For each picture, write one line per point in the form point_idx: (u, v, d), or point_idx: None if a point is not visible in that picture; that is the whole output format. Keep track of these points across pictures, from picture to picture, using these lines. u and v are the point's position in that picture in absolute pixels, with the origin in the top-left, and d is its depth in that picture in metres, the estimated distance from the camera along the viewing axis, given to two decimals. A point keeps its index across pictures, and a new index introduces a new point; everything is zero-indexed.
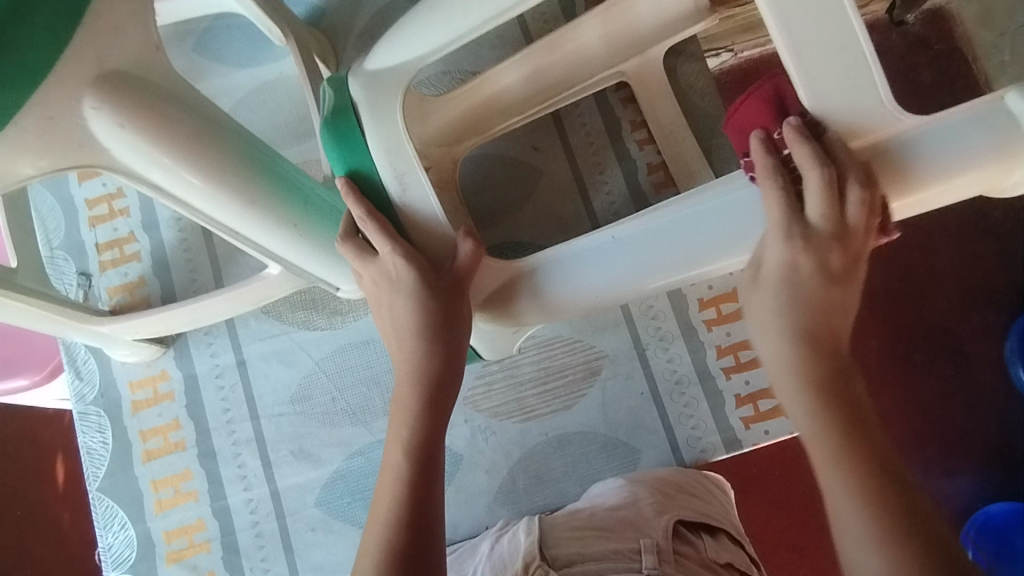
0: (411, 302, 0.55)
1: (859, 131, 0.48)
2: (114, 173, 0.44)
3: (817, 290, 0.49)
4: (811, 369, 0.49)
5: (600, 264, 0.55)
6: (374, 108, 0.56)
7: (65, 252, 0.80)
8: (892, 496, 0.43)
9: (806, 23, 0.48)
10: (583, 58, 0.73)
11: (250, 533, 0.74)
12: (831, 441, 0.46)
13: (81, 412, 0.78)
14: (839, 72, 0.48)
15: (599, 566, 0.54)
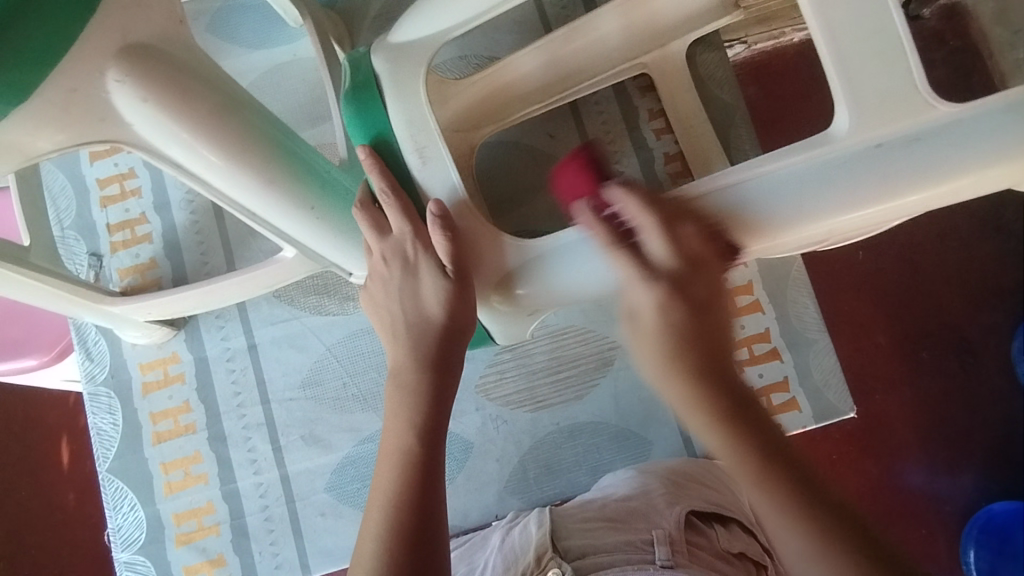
0: (433, 281, 0.56)
1: (893, 118, 0.47)
2: (134, 149, 0.43)
3: (686, 320, 0.48)
4: (714, 399, 0.45)
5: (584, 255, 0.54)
6: (396, 85, 0.56)
7: (76, 232, 0.79)
8: (831, 515, 0.39)
9: (842, 10, 0.48)
10: (605, 44, 0.72)
11: (260, 517, 0.74)
12: (749, 466, 0.42)
13: (91, 393, 0.78)
14: (874, 54, 0.48)
15: (611, 560, 0.54)
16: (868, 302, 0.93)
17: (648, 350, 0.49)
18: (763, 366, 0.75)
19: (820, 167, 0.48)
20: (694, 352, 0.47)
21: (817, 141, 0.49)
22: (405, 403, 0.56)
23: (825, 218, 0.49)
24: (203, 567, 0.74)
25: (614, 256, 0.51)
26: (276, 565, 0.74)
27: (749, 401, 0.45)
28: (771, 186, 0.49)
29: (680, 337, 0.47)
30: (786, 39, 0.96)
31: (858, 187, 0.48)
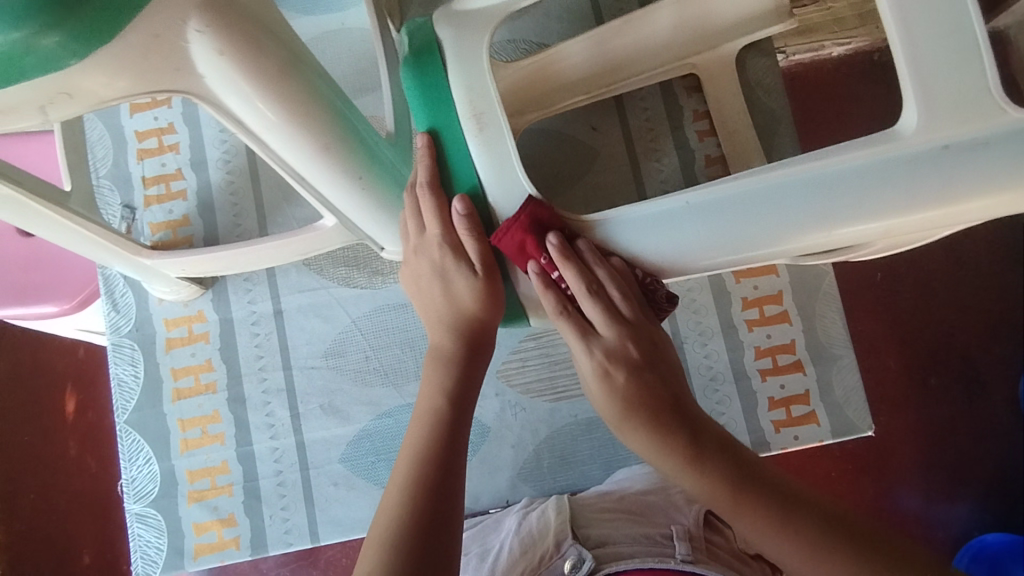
0: (464, 279, 0.57)
1: (962, 120, 0.46)
2: (199, 100, 0.43)
3: (631, 380, 0.57)
4: (716, 478, 0.52)
5: (666, 229, 0.52)
6: (459, 59, 0.54)
7: (112, 182, 0.79)
8: (816, 520, 0.48)
9: (921, 7, 0.47)
10: (659, 40, 0.71)
11: (273, 481, 0.75)
12: (759, 521, 0.49)
13: (114, 343, 0.78)
14: (948, 56, 0.46)
15: (632, 551, 0.55)
16: (886, 324, 0.93)
17: (608, 407, 0.58)
18: (785, 377, 0.75)
19: (878, 166, 0.47)
20: (645, 399, 0.56)
21: (881, 139, 0.48)
22: (445, 371, 0.59)
23: (884, 217, 0.48)
24: (213, 525, 0.75)
25: (560, 322, 0.58)
26: (285, 530, 0.74)
27: (703, 437, 0.54)
28: (827, 182, 0.48)
29: (630, 391, 0.57)
30: (825, 53, 0.95)
31: (921, 191, 0.47)
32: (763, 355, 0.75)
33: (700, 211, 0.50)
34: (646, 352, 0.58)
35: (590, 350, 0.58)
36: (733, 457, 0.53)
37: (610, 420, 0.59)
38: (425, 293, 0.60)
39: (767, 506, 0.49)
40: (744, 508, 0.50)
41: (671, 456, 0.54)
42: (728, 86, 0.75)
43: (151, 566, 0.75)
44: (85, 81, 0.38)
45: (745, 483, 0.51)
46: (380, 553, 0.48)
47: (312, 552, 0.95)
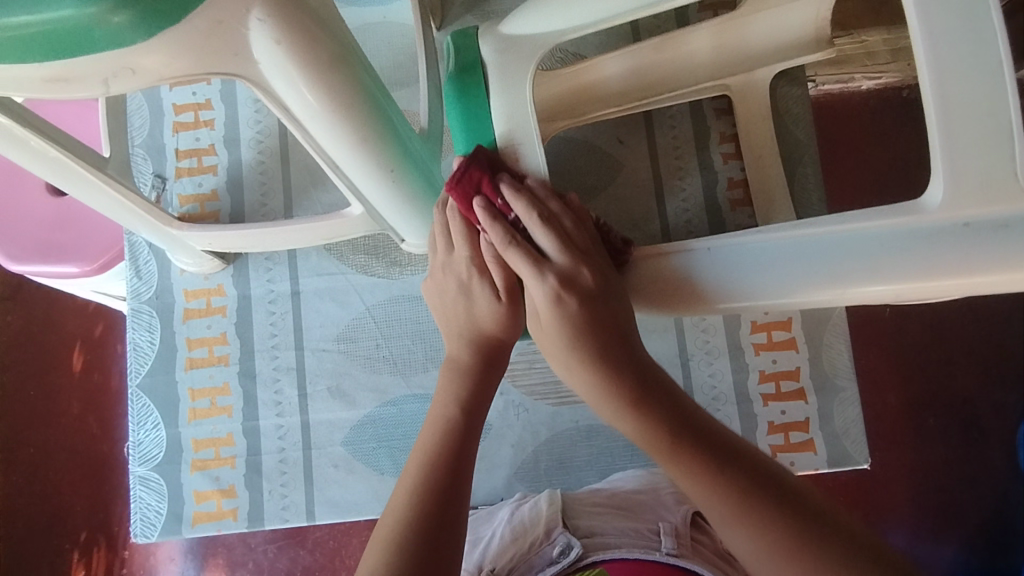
0: (487, 298, 0.58)
1: (987, 201, 0.46)
2: (252, 86, 0.44)
3: (572, 301, 0.54)
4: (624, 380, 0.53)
5: (758, 261, 0.50)
6: (505, 82, 0.57)
7: (146, 152, 0.81)
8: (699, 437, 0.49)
9: (959, 82, 0.47)
10: (695, 60, 0.72)
11: (275, 458, 0.76)
12: (661, 441, 0.50)
13: (134, 309, 0.80)
14: (980, 139, 0.46)
15: (619, 542, 0.57)
16: (888, 362, 0.94)
17: (551, 340, 0.56)
18: (786, 404, 0.76)
19: (897, 234, 0.47)
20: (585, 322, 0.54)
21: (905, 210, 0.48)
22: (459, 377, 0.59)
23: (896, 282, 0.48)
24: (213, 495, 0.76)
25: (509, 252, 0.55)
26: (282, 507, 0.76)
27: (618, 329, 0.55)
28: (844, 248, 0.48)
29: (568, 323, 0.54)
30: (854, 85, 0.97)
31: (936, 259, 0.47)
32: (767, 379, 0.77)
33: (762, 253, 0.50)
34: (598, 281, 0.55)
35: (540, 272, 0.54)
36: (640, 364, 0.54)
37: (555, 361, 0.56)
38: (448, 307, 0.61)
39: (658, 415, 0.51)
40: (650, 423, 0.51)
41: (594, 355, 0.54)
42: (757, 113, 0.75)
43: (150, 529, 0.77)
44: (147, 58, 0.40)
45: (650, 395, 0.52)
46: (385, 549, 0.47)
47: (300, 532, 0.97)
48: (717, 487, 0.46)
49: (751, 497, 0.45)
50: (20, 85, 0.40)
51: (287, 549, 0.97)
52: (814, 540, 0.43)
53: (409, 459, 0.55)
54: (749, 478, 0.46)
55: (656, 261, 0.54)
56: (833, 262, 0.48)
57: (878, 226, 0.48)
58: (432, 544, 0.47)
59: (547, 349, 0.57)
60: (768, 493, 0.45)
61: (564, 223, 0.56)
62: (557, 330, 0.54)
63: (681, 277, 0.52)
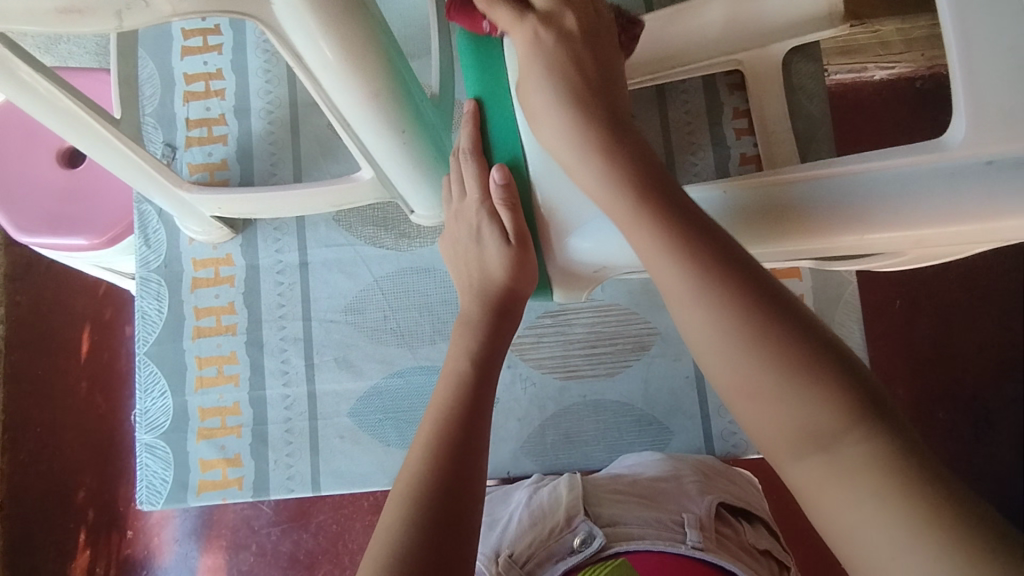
0: (497, 245, 0.59)
1: (1010, 136, 0.46)
2: (265, 29, 0.43)
3: (560, 64, 0.53)
4: (620, 181, 0.48)
5: (886, 186, 0.47)
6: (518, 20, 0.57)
7: (156, 121, 0.81)
8: (683, 226, 0.45)
9: (981, 20, 0.47)
10: (706, 33, 0.71)
11: (282, 427, 0.76)
12: (626, 208, 0.47)
13: (142, 277, 0.80)
14: (1004, 76, 0.46)
15: (642, 532, 0.56)
16: (900, 350, 0.93)
17: (539, 107, 0.53)
18: None
19: (918, 173, 0.47)
20: (580, 132, 0.51)
21: (927, 147, 0.48)
22: (466, 339, 0.59)
23: (915, 227, 0.47)
24: (219, 463, 0.76)
25: (499, 11, 0.53)
26: (287, 477, 0.75)
27: (614, 140, 0.51)
28: (885, 181, 0.47)
29: (558, 97, 0.52)
30: (867, 75, 0.97)
31: (959, 200, 0.46)
32: None
33: (854, 184, 0.48)
34: (583, 30, 0.54)
35: (527, 24, 0.53)
36: (623, 161, 0.49)
37: (537, 126, 0.54)
38: (462, 257, 0.63)
39: (659, 213, 0.46)
40: (619, 185, 0.48)
41: (585, 160, 0.50)
42: (771, 88, 0.75)
43: (155, 496, 0.77)
44: None
45: (643, 196, 0.47)
46: (398, 506, 0.47)
47: (304, 514, 0.97)
48: (708, 293, 0.41)
49: (752, 317, 0.40)
50: (35, 20, 0.40)
51: (291, 532, 0.97)
52: (810, 368, 0.38)
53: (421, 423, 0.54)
54: (760, 299, 0.40)
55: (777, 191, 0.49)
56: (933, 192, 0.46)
57: (900, 165, 0.47)
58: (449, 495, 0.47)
59: (539, 136, 0.54)
60: (773, 317, 0.40)
61: (566, 24, 0.54)
62: (537, 75, 0.53)
63: (799, 206, 0.49)
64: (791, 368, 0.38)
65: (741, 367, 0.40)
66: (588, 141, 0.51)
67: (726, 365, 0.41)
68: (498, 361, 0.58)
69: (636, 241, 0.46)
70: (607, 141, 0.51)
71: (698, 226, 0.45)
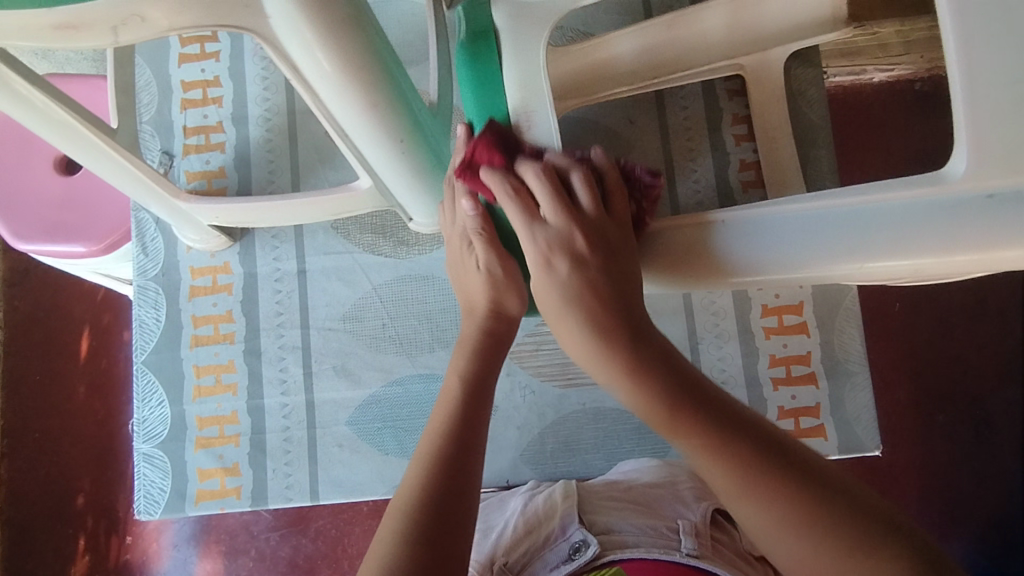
0: (480, 272, 0.58)
1: (1010, 168, 0.46)
2: (261, 41, 0.43)
3: (574, 280, 0.52)
4: (648, 379, 0.49)
5: (787, 232, 0.49)
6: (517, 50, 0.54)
7: (154, 129, 0.81)
8: (718, 423, 0.46)
9: (987, 47, 0.46)
10: (707, 38, 0.70)
11: (280, 436, 0.76)
12: (663, 414, 0.47)
13: (140, 285, 0.79)
14: (1006, 107, 0.45)
15: (636, 541, 0.56)
16: (900, 356, 0.93)
17: (556, 309, 0.53)
18: (796, 389, 0.75)
19: (830, 216, 0.48)
20: (601, 321, 0.52)
21: (926, 179, 0.47)
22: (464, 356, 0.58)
23: (914, 256, 0.47)
24: (217, 473, 0.76)
25: (511, 212, 0.54)
26: (285, 486, 0.75)
27: (633, 314, 0.52)
28: (880, 215, 0.48)
29: (573, 301, 0.52)
30: (866, 77, 0.96)
31: (958, 232, 0.46)
32: (777, 364, 0.76)
33: (762, 224, 0.50)
34: (595, 247, 0.53)
35: (534, 234, 0.53)
36: (645, 342, 0.51)
37: (558, 321, 0.54)
38: (456, 273, 0.62)
39: (696, 415, 0.46)
40: (650, 389, 0.48)
41: (612, 357, 0.51)
42: (771, 94, 0.74)
43: (153, 506, 0.76)
44: (157, 5, 0.39)
45: (677, 392, 0.48)
46: (399, 518, 0.46)
47: (302, 519, 0.97)
48: (756, 496, 0.43)
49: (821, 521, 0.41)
50: (28, 34, 0.40)
51: (290, 537, 0.96)
52: (869, 546, 0.40)
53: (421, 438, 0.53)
54: (807, 488, 0.42)
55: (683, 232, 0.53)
56: (932, 227, 0.46)
57: (895, 199, 0.47)
58: (449, 506, 0.47)
59: (562, 338, 0.54)
60: (817, 501, 0.42)
61: (577, 244, 0.52)
62: (554, 298, 0.53)
63: (700, 247, 0.51)
64: (850, 550, 0.40)
65: (809, 558, 0.41)
66: (613, 326, 0.51)
67: (797, 560, 0.42)
68: (494, 375, 0.58)
69: (680, 447, 0.46)
70: (625, 317, 0.52)
71: (727, 410, 0.47)
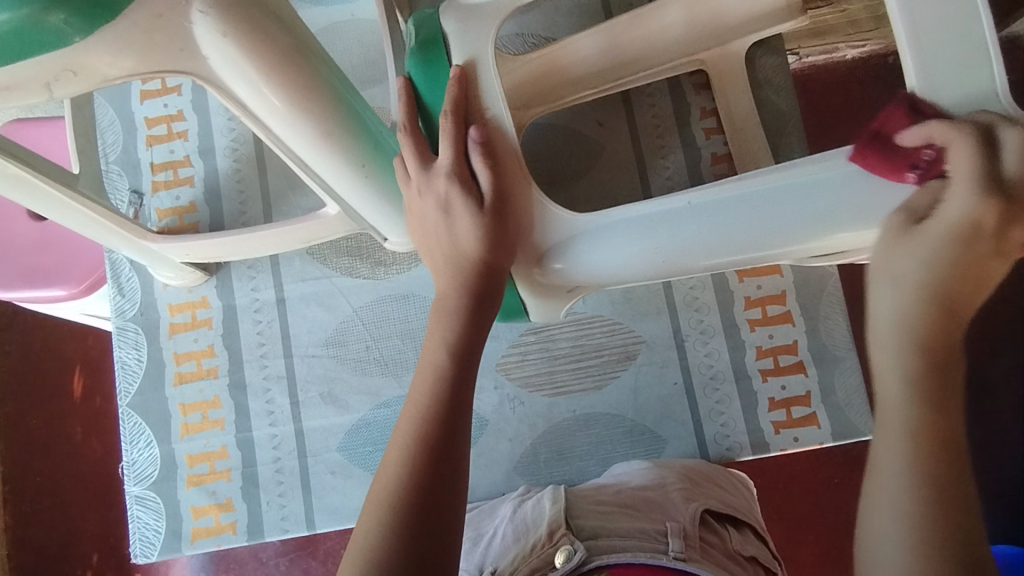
0: (465, 228, 0.55)
1: (969, 121, 0.47)
2: (204, 83, 0.43)
3: (960, 252, 0.45)
4: (938, 344, 0.45)
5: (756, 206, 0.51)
6: (462, 40, 0.55)
7: (121, 168, 0.80)
8: (949, 475, 0.41)
9: (927, 8, 0.47)
10: (665, 35, 0.70)
11: (271, 468, 0.75)
12: (913, 413, 0.43)
13: (120, 327, 0.79)
14: (953, 65, 0.47)
15: (625, 544, 0.55)
16: None
17: (892, 265, 0.47)
18: (786, 379, 0.75)
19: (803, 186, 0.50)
20: (930, 325, 0.45)
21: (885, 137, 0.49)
22: (448, 323, 0.56)
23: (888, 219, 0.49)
24: (211, 509, 0.75)
25: (965, 156, 0.44)
26: (281, 517, 0.75)
27: (949, 354, 0.45)
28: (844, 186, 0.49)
29: (931, 270, 0.45)
30: (838, 55, 0.96)
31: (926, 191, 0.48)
32: (765, 355, 0.75)
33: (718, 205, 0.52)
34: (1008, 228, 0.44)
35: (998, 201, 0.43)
36: (949, 376, 0.45)
37: (880, 278, 0.47)
38: (429, 235, 0.58)
39: (929, 447, 0.42)
40: (926, 398, 0.44)
41: (924, 357, 0.45)
42: (736, 86, 0.74)
43: (149, 548, 0.76)
44: (91, 59, 0.39)
45: (936, 418, 0.43)
46: (371, 534, 0.46)
47: (310, 542, 0.96)
48: (931, 535, 0.40)
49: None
50: None
51: (299, 562, 0.96)
52: None
53: (402, 415, 0.53)
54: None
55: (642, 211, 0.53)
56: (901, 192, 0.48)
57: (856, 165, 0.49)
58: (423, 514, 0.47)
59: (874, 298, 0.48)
60: None
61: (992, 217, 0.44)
62: (909, 266, 0.46)
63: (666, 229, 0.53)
64: None
65: None
66: (941, 331, 0.45)
67: None
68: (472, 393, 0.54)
69: (885, 439, 0.44)
70: (941, 344, 0.45)
71: (962, 485, 0.41)
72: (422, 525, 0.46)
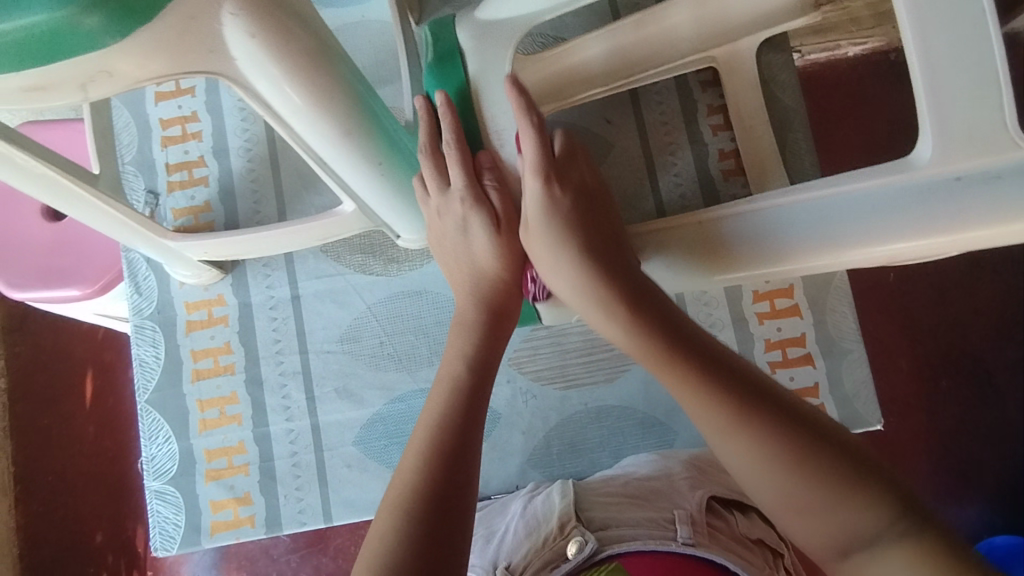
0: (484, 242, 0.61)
1: (974, 153, 0.51)
2: (232, 84, 0.44)
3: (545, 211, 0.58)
4: (606, 268, 0.56)
5: (792, 219, 0.54)
6: (481, 61, 0.61)
7: (137, 168, 0.81)
8: (707, 370, 0.48)
9: (941, 42, 0.52)
10: (677, 34, 0.70)
11: (288, 462, 0.77)
12: (656, 347, 0.51)
13: (137, 325, 0.80)
14: (963, 102, 0.52)
15: (634, 533, 0.56)
16: (897, 325, 0.93)
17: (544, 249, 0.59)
18: (795, 370, 0.76)
19: (839, 203, 0.53)
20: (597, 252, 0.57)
21: (899, 166, 0.53)
22: (466, 336, 0.60)
23: (893, 241, 0.52)
24: (229, 503, 0.76)
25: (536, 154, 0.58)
26: (298, 510, 0.76)
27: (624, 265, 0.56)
28: (864, 206, 0.52)
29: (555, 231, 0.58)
30: (840, 52, 0.96)
31: (931, 218, 0.51)
32: (773, 347, 0.76)
33: (781, 215, 0.54)
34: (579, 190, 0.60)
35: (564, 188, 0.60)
36: (640, 293, 0.54)
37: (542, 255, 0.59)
38: (448, 252, 0.63)
39: (687, 361, 0.49)
40: (641, 330, 0.52)
41: (612, 290, 0.55)
42: (746, 82, 0.75)
43: (169, 542, 0.77)
44: (123, 60, 0.40)
45: (661, 339, 0.51)
46: (391, 518, 0.47)
47: (321, 538, 0.98)
48: (746, 431, 0.44)
49: (778, 431, 0.43)
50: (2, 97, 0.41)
51: (310, 557, 0.97)
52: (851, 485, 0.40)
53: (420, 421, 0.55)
54: (792, 429, 0.43)
55: (680, 229, 0.58)
56: (908, 219, 0.51)
57: (857, 188, 0.53)
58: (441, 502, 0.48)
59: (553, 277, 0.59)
60: (813, 446, 0.42)
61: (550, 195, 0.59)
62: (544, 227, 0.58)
63: (715, 240, 0.56)
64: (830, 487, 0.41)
65: (783, 491, 0.42)
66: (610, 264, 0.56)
67: (774, 495, 0.43)
68: (484, 395, 0.57)
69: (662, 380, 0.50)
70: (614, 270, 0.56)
71: (718, 368, 0.48)
72: (441, 511, 0.47)
